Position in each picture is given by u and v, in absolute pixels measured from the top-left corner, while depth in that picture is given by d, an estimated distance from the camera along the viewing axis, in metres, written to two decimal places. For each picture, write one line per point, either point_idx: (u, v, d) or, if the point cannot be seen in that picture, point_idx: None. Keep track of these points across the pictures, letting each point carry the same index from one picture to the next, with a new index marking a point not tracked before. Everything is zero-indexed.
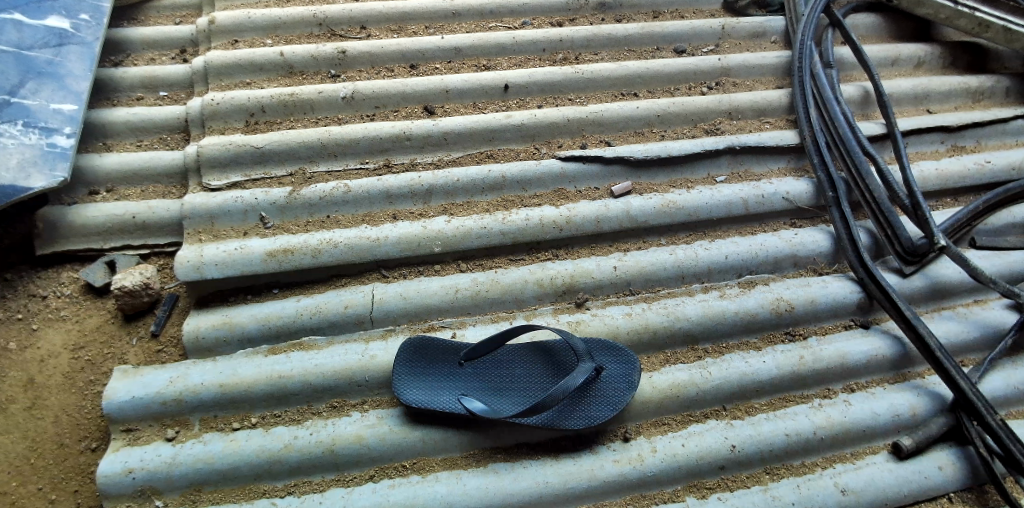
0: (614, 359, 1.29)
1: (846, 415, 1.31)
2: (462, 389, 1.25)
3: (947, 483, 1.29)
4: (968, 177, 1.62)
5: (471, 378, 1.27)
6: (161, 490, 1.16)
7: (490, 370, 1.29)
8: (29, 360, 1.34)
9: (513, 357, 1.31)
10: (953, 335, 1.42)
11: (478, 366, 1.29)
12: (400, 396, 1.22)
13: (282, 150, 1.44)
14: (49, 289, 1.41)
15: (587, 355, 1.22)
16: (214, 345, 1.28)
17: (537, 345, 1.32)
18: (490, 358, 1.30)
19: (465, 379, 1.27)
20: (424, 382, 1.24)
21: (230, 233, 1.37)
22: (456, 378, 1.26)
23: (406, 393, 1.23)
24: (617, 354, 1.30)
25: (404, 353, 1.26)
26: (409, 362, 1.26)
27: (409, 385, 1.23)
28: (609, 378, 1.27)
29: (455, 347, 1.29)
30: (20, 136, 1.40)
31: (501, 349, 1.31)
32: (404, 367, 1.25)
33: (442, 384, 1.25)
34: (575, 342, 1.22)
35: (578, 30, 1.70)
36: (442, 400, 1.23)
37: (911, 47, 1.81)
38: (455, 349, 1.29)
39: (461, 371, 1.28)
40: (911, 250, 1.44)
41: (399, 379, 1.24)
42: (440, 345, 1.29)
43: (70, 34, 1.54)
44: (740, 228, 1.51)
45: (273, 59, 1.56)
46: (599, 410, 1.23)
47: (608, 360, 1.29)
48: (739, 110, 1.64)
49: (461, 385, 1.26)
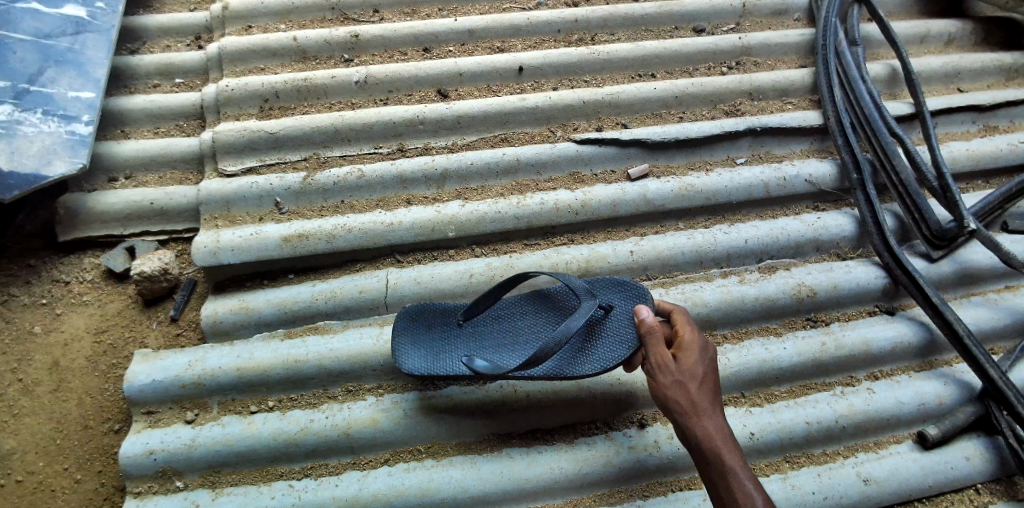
0: (622, 295, 1.30)
1: (869, 404, 1.28)
2: (470, 346, 1.27)
3: (975, 475, 1.26)
4: (1001, 157, 1.56)
5: (477, 334, 1.29)
6: (181, 472, 1.18)
7: (495, 324, 1.31)
8: (54, 343, 1.37)
9: (520, 311, 1.32)
10: (983, 322, 1.38)
11: (478, 323, 1.30)
12: (398, 360, 1.21)
13: (296, 135, 1.44)
14: (72, 274, 1.43)
15: (584, 292, 1.22)
16: (232, 329, 1.29)
17: (542, 294, 1.34)
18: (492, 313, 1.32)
19: (469, 336, 1.28)
20: (425, 347, 1.24)
21: (246, 219, 1.38)
22: (458, 335, 1.28)
23: (406, 362, 1.21)
24: (625, 288, 1.30)
25: (405, 314, 1.27)
26: (406, 327, 1.26)
27: (403, 351, 1.22)
28: (617, 317, 1.27)
29: (453, 309, 1.30)
30: (41, 123, 1.42)
31: (512, 309, 1.32)
32: (400, 330, 1.25)
33: (440, 348, 1.24)
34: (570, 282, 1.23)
35: (593, 10, 1.66)
36: (440, 364, 1.21)
37: (942, 24, 1.74)
38: (453, 311, 1.30)
39: (461, 330, 1.29)
40: (940, 234, 1.39)
41: (399, 345, 1.23)
42: (438, 309, 1.30)
43: (87, 22, 1.55)
44: (760, 211, 1.48)
45: (287, 44, 1.56)
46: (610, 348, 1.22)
47: (616, 297, 1.29)
48: (760, 91, 1.60)
49: (465, 343, 1.27)
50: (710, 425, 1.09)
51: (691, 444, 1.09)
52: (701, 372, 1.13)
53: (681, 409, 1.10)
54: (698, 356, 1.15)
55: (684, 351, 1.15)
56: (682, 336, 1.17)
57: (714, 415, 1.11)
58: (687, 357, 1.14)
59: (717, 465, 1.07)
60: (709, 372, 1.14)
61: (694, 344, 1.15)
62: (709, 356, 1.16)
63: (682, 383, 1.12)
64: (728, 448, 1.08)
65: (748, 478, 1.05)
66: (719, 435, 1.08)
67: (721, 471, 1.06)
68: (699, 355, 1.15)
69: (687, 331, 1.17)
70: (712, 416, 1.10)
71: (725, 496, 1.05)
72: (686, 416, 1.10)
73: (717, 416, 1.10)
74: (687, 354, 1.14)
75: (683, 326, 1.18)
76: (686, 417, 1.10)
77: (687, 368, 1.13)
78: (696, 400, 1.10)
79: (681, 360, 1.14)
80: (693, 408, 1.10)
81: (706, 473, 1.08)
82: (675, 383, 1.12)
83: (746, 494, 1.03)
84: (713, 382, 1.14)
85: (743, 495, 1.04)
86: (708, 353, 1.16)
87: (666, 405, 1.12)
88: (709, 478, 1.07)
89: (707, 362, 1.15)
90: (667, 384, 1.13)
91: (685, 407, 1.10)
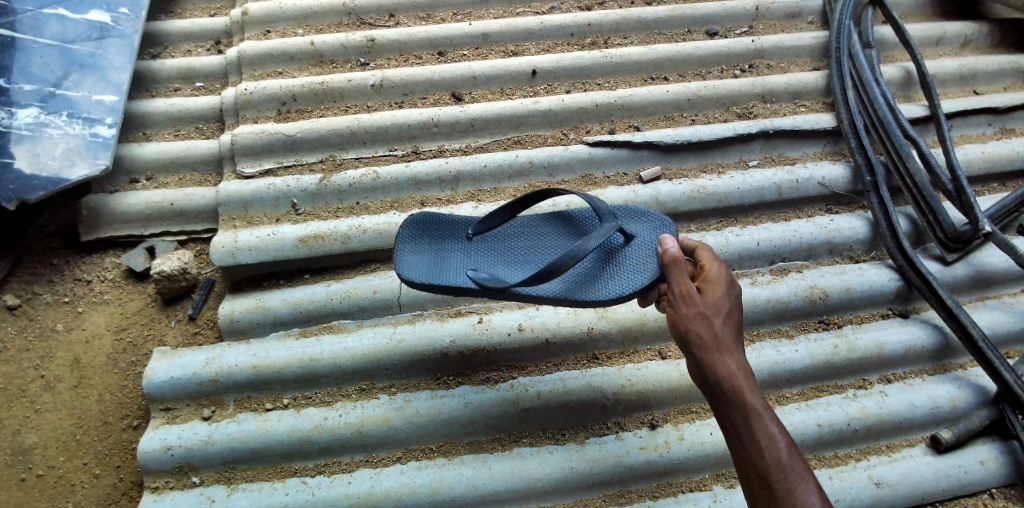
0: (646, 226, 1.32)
1: (882, 407, 1.28)
2: (484, 264, 1.29)
3: (990, 479, 1.25)
4: (1017, 160, 1.55)
5: (494, 252, 1.32)
6: (197, 467, 1.20)
7: (513, 244, 1.34)
8: (75, 341, 1.40)
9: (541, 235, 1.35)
10: (999, 325, 1.37)
11: (492, 239, 1.34)
12: (397, 271, 1.22)
13: (313, 137, 1.47)
14: (93, 273, 1.47)
15: (609, 214, 1.25)
16: (248, 327, 1.31)
17: (564, 216, 1.37)
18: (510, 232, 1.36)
19: (483, 252, 1.31)
20: (425, 257, 1.26)
21: (263, 219, 1.40)
22: (468, 250, 1.31)
23: (405, 272, 1.22)
24: (649, 217, 1.34)
25: (408, 225, 1.29)
26: (406, 239, 1.28)
27: (402, 261, 1.24)
28: (638, 247, 1.29)
29: (459, 224, 1.33)
30: (65, 126, 1.46)
31: (536, 235, 1.35)
32: (400, 241, 1.27)
33: (441, 260, 1.26)
34: (596, 204, 1.26)
35: (607, 14, 1.68)
36: (440, 275, 1.23)
37: (958, 26, 1.73)
38: (459, 225, 1.32)
39: (469, 244, 1.31)
40: (954, 237, 1.39)
41: (400, 257, 1.24)
42: (443, 222, 1.32)
43: (110, 27, 1.59)
44: (773, 214, 1.48)
45: (304, 48, 1.59)
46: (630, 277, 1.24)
47: (641, 227, 1.32)
48: (773, 93, 1.60)
49: (477, 259, 1.29)
50: (733, 362, 1.02)
51: (711, 380, 1.02)
52: (727, 307, 1.07)
53: (703, 342, 1.03)
54: (724, 292, 1.08)
55: (709, 284, 1.09)
56: (708, 270, 1.11)
57: (738, 353, 1.04)
58: (712, 291, 1.08)
59: (738, 403, 0.99)
60: (734, 309, 1.07)
61: (721, 279, 1.09)
62: (737, 293, 1.10)
63: (706, 316, 1.05)
64: (751, 388, 1.00)
65: (771, 420, 0.98)
66: (742, 372, 1.01)
67: (743, 411, 0.99)
68: (726, 290, 1.08)
69: (714, 266, 1.12)
70: (735, 353, 1.03)
71: (745, 437, 0.97)
72: (708, 350, 1.03)
73: (740, 356, 1.03)
74: (713, 288, 1.08)
75: (710, 261, 1.13)
76: (707, 350, 1.03)
77: (712, 301, 1.07)
78: (719, 334, 1.03)
79: (706, 293, 1.08)
80: (716, 343, 1.03)
81: (725, 412, 1.00)
82: (697, 315, 1.06)
83: (768, 435, 0.96)
84: (737, 320, 1.07)
85: (766, 436, 0.96)
86: (734, 290, 1.09)
87: (687, 338, 1.05)
88: (727, 417, 1.00)
89: (733, 297, 1.08)
90: (688, 317, 1.06)
91: (707, 341, 1.03)
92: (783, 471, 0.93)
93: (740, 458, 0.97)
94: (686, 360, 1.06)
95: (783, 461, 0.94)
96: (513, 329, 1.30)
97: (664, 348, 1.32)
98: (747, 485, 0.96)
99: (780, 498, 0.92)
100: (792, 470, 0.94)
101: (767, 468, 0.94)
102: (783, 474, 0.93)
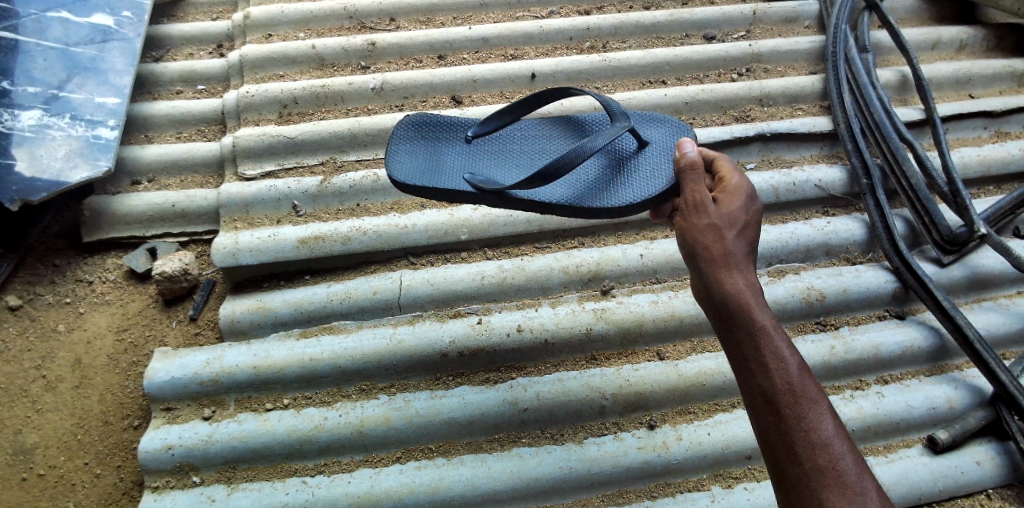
0: (662, 136, 1.38)
1: (879, 408, 1.29)
2: (485, 168, 1.35)
3: (986, 480, 1.25)
4: (1012, 163, 1.56)
5: (499, 157, 1.38)
6: (198, 467, 1.21)
7: (524, 148, 1.40)
8: (77, 341, 1.41)
9: (552, 142, 1.42)
10: (995, 327, 1.38)
11: (493, 144, 1.40)
12: (386, 171, 1.28)
13: (314, 140, 1.48)
14: (95, 274, 1.48)
15: (622, 114, 1.28)
16: (249, 328, 1.32)
17: (578, 125, 1.43)
18: (514, 137, 1.43)
19: (484, 155, 1.38)
20: (415, 150, 1.34)
21: (264, 221, 1.41)
22: (466, 153, 1.37)
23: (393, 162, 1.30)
24: (664, 126, 1.40)
25: (400, 131, 1.37)
26: (397, 143, 1.35)
27: (392, 162, 1.30)
28: (652, 153, 1.34)
29: (455, 127, 1.40)
30: (68, 128, 1.47)
31: (549, 142, 1.42)
32: (392, 144, 1.34)
33: (435, 159, 1.33)
34: (610, 103, 1.29)
35: (605, 18, 1.69)
36: (429, 166, 1.30)
37: (953, 30, 1.75)
38: (453, 128, 1.40)
39: (468, 146, 1.38)
40: (950, 239, 1.40)
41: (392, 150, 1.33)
42: (438, 124, 1.40)
43: (113, 30, 1.60)
44: (771, 216, 1.49)
45: (306, 52, 1.60)
46: (647, 182, 1.27)
47: (657, 137, 1.38)
48: (770, 96, 1.62)
49: (474, 159, 1.36)
50: (742, 278, 0.98)
51: (718, 298, 0.97)
52: (737, 219, 1.02)
53: (712, 257, 0.99)
54: (740, 205, 1.04)
55: (725, 195, 1.05)
56: (727, 182, 1.08)
57: (746, 269, 0.99)
58: (727, 202, 1.04)
59: (747, 322, 0.94)
60: (749, 223, 1.03)
61: (738, 192, 1.05)
62: (749, 205, 1.05)
63: (717, 227, 1.01)
64: (761, 306, 0.96)
65: (782, 340, 0.93)
66: (751, 290, 0.97)
67: (752, 331, 0.94)
68: (742, 203, 1.04)
69: (733, 178, 1.08)
70: (745, 270, 0.99)
71: (753, 360, 0.93)
72: (716, 265, 0.98)
73: (751, 275, 0.99)
74: (728, 201, 1.04)
75: (730, 174, 1.09)
76: (714, 262, 0.98)
77: (726, 213, 1.02)
78: (730, 249, 0.99)
79: (721, 203, 1.04)
80: (725, 258, 0.98)
81: (732, 331, 0.96)
82: (708, 226, 1.01)
83: (778, 358, 0.92)
84: (751, 236, 1.03)
85: (775, 358, 0.92)
86: (752, 204, 1.05)
87: (695, 251, 1.01)
88: (735, 337, 0.95)
89: (744, 209, 1.04)
90: (697, 229, 1.02)
91: (716, 254, 0.99)
92: (793, 396, 0.90)
93: (747, 382, 0.93)
94: (692, 275, 1.01)
95: (793, 386, 0.90)
96: (512, 330, 1.30)
97: (662, 349, 1.33)
98: (754, 412, 0.92)
99: (790, 426, 0.89)
100: (804, 396, 0.90)
101: (776, 393, 0.90)
102: (794, 399, 0.90)
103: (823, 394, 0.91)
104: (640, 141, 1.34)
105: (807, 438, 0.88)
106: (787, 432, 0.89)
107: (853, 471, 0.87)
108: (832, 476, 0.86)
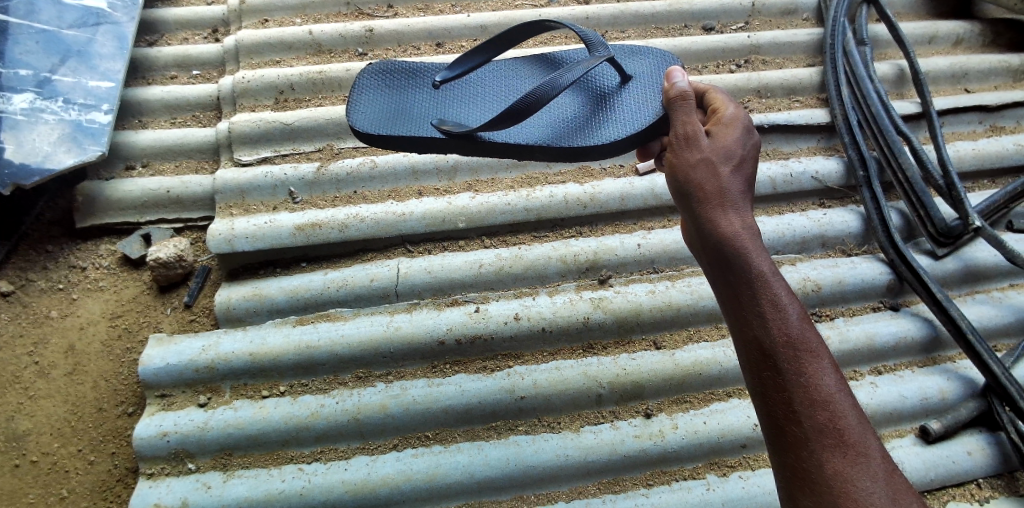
0: (647, 69, 1.38)
1: (873, 398, 1.30)
2: (460, 112, 1.36)
3: (977, 469, 1.27)
4: (1006, 157, 1.57)
5: (476, 98, 1.39)
6: (194, 454, 1.20)
7: (501, 88, 1.42)
8: (70, 327, 1.40)
9: (531, 80, 1.42)
10: (987, 319, 1.39)
11: (467, 86, 1.41)
12: (348, 122, 1.29)
13: (311, 126, 1.47)
14: (89, 260, 1.46)
15: (600, 44, 1.29)
16: (245, 315, 1.31)
17: (556, 63, 1.44)
18: (492, 77, 1.43)
19: (457, 97, 1.38)
20: (374, 97, 1.35)
21: (260, 208, 1.40)
22: (432, 96, 1.37)
23: (354, 111, 1.31)
24: (647, 61, 1.41)
25: (362, 80, 1.37)
26: (359, 93, 1.35)
27: (355, 111, 1.31)
28: (635, 87, 1.35)
29: (421, 74, 1.41)
30: (61, 112, 1.46)
31: (527, 80, 1.43)
32: (353, 95, 1.34)
33: (400, 106, 1.34)
34: (588, 34, 1.29)
35: (604, 7, 1.69)
36: (391, 116, 1.31)
37: (950, 25, 1.76)
38: (419, 76, 1.41)
39: (433, 89, 1.39)
40: (945, 231, 1.41)
41: (354, 101, 1.33)
42: (404, 74, 1.41)
43: (106, 14, 1.58)
44: (767, 207, 1.50)
45: (303, 38, 1.59)
46: (632, 117, 1.28)
47: (640, 72, 1.38)
48: (768, 88, 1.62)
49: (442, 102, 1.37)
50: (737, 220, 0.97)
51: (714, 242, 0.97)
52: (732, 156, 1.02)
53: (707, 198, 0.99)
54: (737, 140, 1.03)
55: (721, 130, 1.05)
56: (722, 114, 1.07)
57: (743, 211, 0.99)
58: (722, 137, 1.04)
59: (743, 270, 0.94)
60: (744, 160, 1.03)
61: (735, 125, 1.05)
62: (744, 141, 1.04)
63: (712, 165, 1.00)
64: (758, 250, 0.95)
65: (781, 287, 0.93)
66: (748, 234, 0.96)
67: (749, 278, 0.93)
68: (739, 137, 1.04)
69: (729, 110, 1.08)
70: (741, 212, 0.98)
71: (750, 310, 0.92)
72: (711, 207, 0.98)
73: (748, 218, 0.98)
74: (724, 136, 1.04)
75: (725, 105, 1.09)
76: (706, 203, 0.99)
77: (722, 149, 1.02)
78: (725, 190, 0.99)
79: (718, 138, 1.03)
80: (721, 199, 0.98)
81: (730, 278, 0.95)
82: (701, 164, 1.01)
83: (778, 307, 0.91)
84: (747, 172, 1.03)
85: (773, 305, 0.91)
86: (750, 138, 1.05)
87: (688, 192, 1.00)
88: (732, 284, 0.95)
89: (740, 146, 1.03)
90: (690, 167, 1.01)
91: (711, 194, 0.99)
92: (792, 347, 0.89)
93: (743, 333, 0.93)
94: (687, 218, 1.01)
95: (792, 336, 0.90)
96: (510, 318, 1.30)
97: (659, 338, 1.33)
98: (751, 363, 0.92)
99: (789, 380, 0.89)
100: (804, 347, 0.89)
101: (775, 345, 0.90)
102: (793, 351, 0.89)
103: (824, 346, 0.91)
104: (623, 75, 1.36)
105: (808, 394, 0.88)
106: (785, 385, 0.88)
107: (854, 429, 0.87)
108: (832, 433, 0.86)
